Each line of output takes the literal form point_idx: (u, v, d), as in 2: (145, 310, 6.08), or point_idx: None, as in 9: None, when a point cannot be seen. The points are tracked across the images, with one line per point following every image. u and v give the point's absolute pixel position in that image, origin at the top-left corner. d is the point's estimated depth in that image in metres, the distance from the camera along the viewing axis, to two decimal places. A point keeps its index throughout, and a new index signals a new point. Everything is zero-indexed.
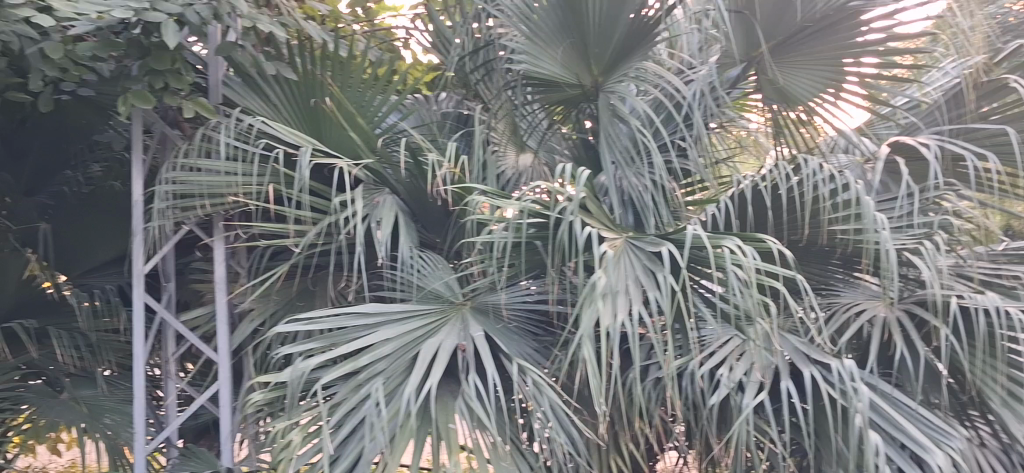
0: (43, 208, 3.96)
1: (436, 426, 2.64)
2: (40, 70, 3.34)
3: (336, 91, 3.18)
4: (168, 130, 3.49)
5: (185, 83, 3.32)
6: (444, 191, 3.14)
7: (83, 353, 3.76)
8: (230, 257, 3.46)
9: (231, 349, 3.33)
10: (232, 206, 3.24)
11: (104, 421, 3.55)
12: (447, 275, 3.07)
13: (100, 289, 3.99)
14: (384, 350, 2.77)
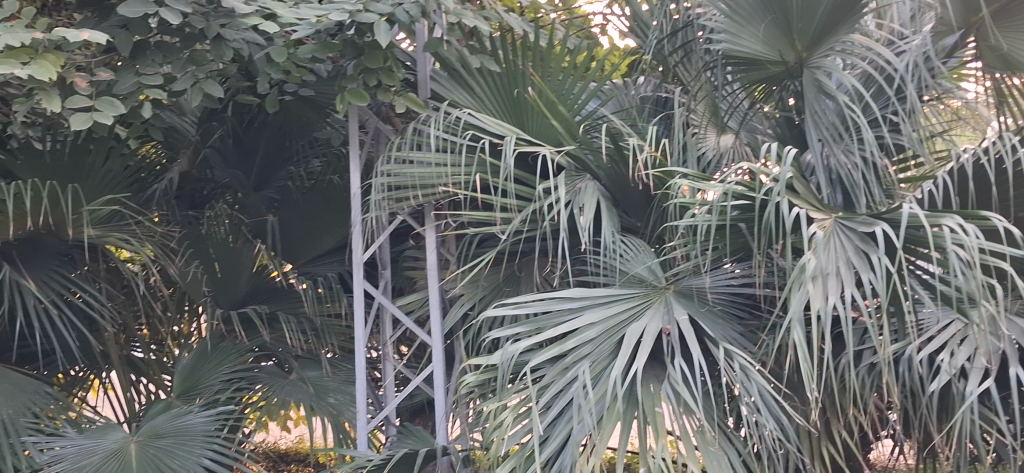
0: (270, 202, 4.29)
1: (643, 409, 2.67)
2: (266, 73, 3.60)
3: (536, 79, 3.25)
4: (381, 125, 3.68)
5: (396, 79, 3.48)
6: (646, 175, 3.15)
7: (308, 335, 4.03)
8: (440, 245, 3.61)
9: (443, 332, 3.48)
10: (442, 195, 3.37)
11: (329, 400, 3.80)
12: (650, 259, 3.07)
13: (323, 277, 4.19)
14: (589, 334, 2.81)
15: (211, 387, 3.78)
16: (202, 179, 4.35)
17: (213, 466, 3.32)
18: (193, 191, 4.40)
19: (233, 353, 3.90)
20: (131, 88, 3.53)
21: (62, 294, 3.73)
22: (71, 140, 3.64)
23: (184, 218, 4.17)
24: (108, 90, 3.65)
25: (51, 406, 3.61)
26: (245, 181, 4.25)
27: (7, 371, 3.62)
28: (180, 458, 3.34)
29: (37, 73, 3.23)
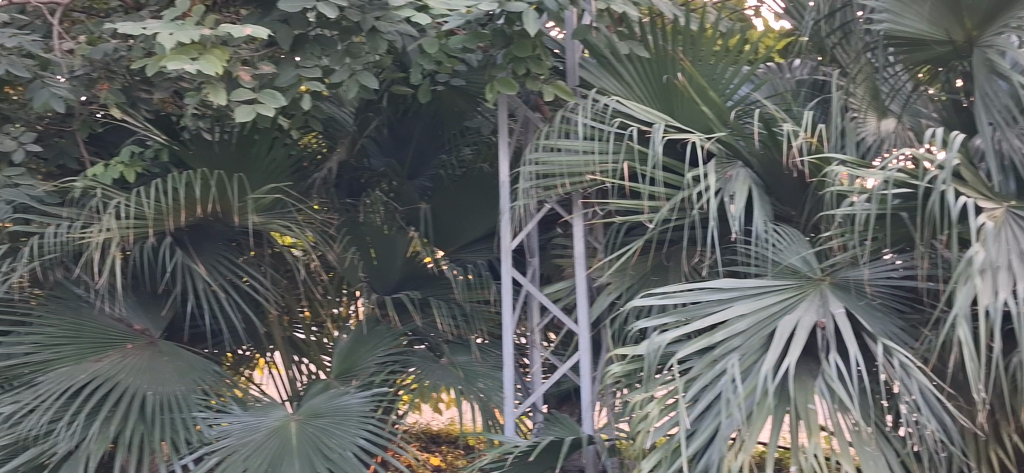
0: (423, 191, 4.35)
1: (795, 404, 2.59)
2: (419, 64, 3.68)
3: (686, 64, 3.18)
4: (530, 114, 3.70)
5: (545, 68, 3.50)
6: (800, 162, 3.05)
7: (459, 321, 4.11)
8: (588, 233, 3.61)
9: (590, 321, 3.48)
10: (590, 184, 3.35)
11: (478, 385, 3.86)
12: (804, 249, 2.97)
13: (472, 264, 4.25)
14: (738, 327, 2.75)
15: (366, 369, 3.88)
16: (360, 168, 4.51)
17: (367, 446, 3.42)
18: (351, 179, 4.52)
19: (388, 336, 3.98)
20: (292, 81, 3.71)
21: (230, 278, 3.92)
22: (237, 132, 3.84)
23: (342, 206, 4.33)
24: (270, 83, 3.83)
25: (220, 383, 3.82)
26: (399, 169, 4.39)
27: (182, 351, 3.87)
28: (337, 437, 3.46)
29: (204, 68, 3.42)
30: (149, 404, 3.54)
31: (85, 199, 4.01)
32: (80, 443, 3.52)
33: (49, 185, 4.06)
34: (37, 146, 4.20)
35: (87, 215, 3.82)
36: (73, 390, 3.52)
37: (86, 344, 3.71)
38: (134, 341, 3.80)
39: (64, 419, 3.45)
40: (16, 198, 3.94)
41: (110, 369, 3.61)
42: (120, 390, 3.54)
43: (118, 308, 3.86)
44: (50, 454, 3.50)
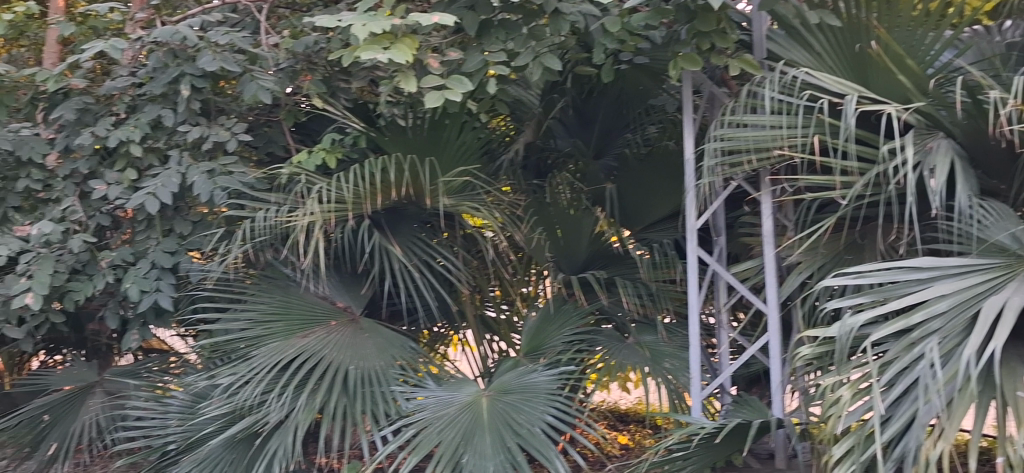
0: (609, 170, 4.37)
1: (1002, 391, 2.42)
2: (602, 44, 3.68)
3: (880, 31, 3.03)
4: (716, 89, 3.63)
5: (730, 42, 3.43)
6: (1010, 131, 2.82)
7: (645, 300, 4.07)
8: (777, 211, 3.51)
9: (780, 301, 3.38)
10: (778, 160, 3.26)
11: (665, 365, 3.84)
12: (1014, 226, 2.75)
13: (658, 243, 4.21)
14: (938, 308, 2.59)
15: (555, 348, 3.92)
16: (546, 149, 4.56)
17: (555, 423, 3.46)
18: (538, 160, 4.58)
19: (575, 315, 4.01)
20: (479, 65, 3.83)
21: (423, 258, 4.07)
22: (429, 117, 3.98)
23: (529, 188, 4.40)
24: (458, 68, 3.95)
25: (416, 359, 3.97)
26: (585, 149, 4.42)
27: (380, 328, 4.07)
28: (526, 413, 3.53)
29: (395, 57, 3.56)
30: (351, 378, 3.74)
31: (291, 185, 4.27)
32: (289, 413, 3.76)
33: (258, 172, 4.34)
34: (247, 135, 4.50)
35: (292, 200, 4.06)
36: (282, 364, 3.78)
37: (294, 320, 3.96)
38: (337, 318, 4.02)
39: (275, 391, 3.70)
40: (230, 185, 4.25)
41: (316, 344, 3.84)
42: (325, 365, 3.76)
43: (322, 286, 4.10)
44: (263, 423, 3.77)
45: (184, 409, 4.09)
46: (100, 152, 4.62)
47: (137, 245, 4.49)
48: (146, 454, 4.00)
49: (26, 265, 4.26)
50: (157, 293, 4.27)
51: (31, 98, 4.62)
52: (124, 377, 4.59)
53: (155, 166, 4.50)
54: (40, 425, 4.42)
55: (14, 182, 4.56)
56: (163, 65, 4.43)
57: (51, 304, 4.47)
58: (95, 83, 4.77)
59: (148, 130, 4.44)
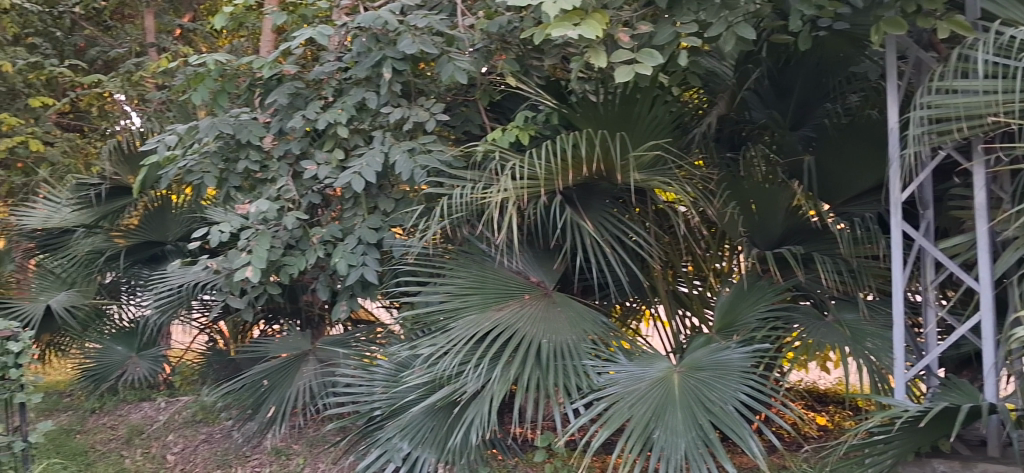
0: (807, 142, 4.24)
1: None
2: (799, 10, 3.54)
3: None
4: (923, 54, 3.43)
5: (938, 3, 3.21)
6: None
7: (845, 278, 3.93)
8: (992, 182, 3.29)
9: (994, 279, 3.16)
10: (993, 128, 3.02)
11: (866, 345, 3.69)
12: None
13: (860, 218, 4.07)
14: None
15: (748, 325, 3.84)
16: (741, 121, 4.52)
17: (749, 401, 3.38)
18: (732, 132, 4.55)
19: (769, 292, 3.91)
20: (669, 39, 3.80)
21: (616, 234, 4.06)
22: (620, 93, 3.96)
23: (722, 162, 4.33)
24: (649, 42, 3.95)
25: (608, 334, 3.98)
26: (781, 121, 4.26)
27: (573, 302, 4.11)
28: (718, 390, 3.48)
29: (585, 32, 3.56)
30: (544, 352, 3.78)
31: (486, 162, 4.37)
32: (485, 383, 3.86)
33: (455, 150, 4.48)
34: (445, 115, 4.66)
35: (488, 177, 4.16)
36: (479, 336, 3.88)
37: (490, 293, 4.06)
38: (531, 292, 4.10)
39: (472, 361, 3.80)
40: (429, 164, 4.40)
41: (510, 318, 3.93)
42: (519, 337, 3.84)
43: (516, 261, 4.20)
44: (462, 392, 3.89)
45: (389, 377, 4.29)
46: (310, 134, 4.91)
47: (345, 222, 4.74)
48: (354, 418, 4.22)
49: (247, 240, 4.58)
50: (364, 267, 4.50)
51: (249, 85, 4.96)
52: (334, 346, 4.87)
53: (360, 146, 4.73)
54: (260, 388, 4.75)
55: (235, 163, 4.91)
56: (366, 50, 4.61)
57: (269, 277, 4.80)
58: (306, 69, 5.06)
59: (354, 113, 4.66)
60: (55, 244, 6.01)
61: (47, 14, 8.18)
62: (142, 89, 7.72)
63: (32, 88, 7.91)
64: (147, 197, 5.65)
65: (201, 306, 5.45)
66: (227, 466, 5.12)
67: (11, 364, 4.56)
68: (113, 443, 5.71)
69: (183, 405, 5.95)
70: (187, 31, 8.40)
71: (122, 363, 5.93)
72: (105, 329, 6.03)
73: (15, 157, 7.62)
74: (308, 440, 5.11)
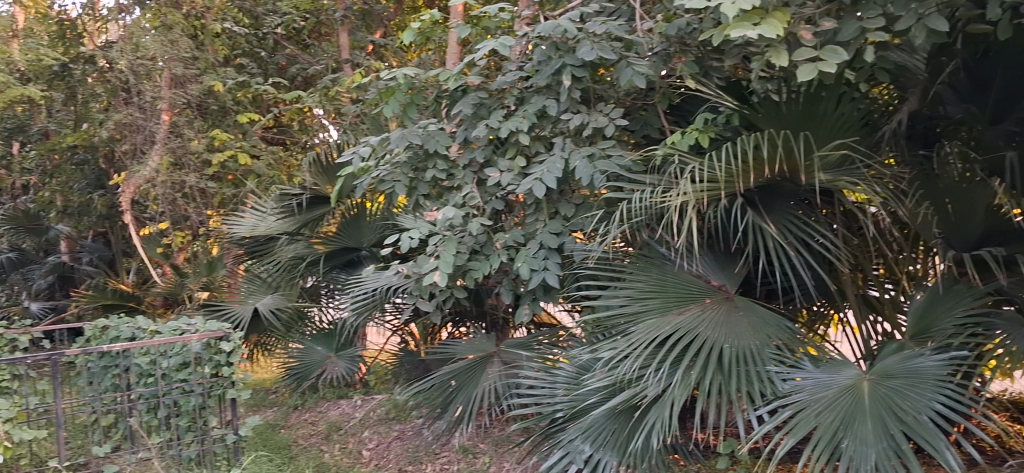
0: (1010, 136, 3.94)
1: None
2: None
3: None
4: None
5: None
6: None
7: None
8: None
9: None
10: None
11: None
12: None
13: None
14: None
15: (944, 331, 3.66)
16: (935, 116, 4.32)
17: (945, 412, 3.19)
18: (925, 129, 4.37)
19: (969, 295, 3.66)
20: (855, 33, 3.70)
21: (801, 237, 3.93)
22: (804, 91, 3.88)
23: (913, 159, 4.20)
24: (833, 38, 3.84)
25: (793, 339, 3.85)
26: (980, 115, 4.01)
27: (756, 306, 4.01)
28: (913, 400, 3.30)
29: (766, 31, 3.49)
30: (726, 356, 3.69)
31: (665, 165, 4.35)
32: (667, 387, 3.83)
33: (634, 154, 4.48)
34: (624, 119, 4.65)
35: (667, 181, 4.12)
36: (659, 340, 3.85)
37: (670, 297, 4.02)
38: (713, 296, 4.02)
39: (652, 365, 3.79)
40: (608, 168, 4.42)
41: (691, 322, 3.87)
42: (700, 341, 3.77)
43: (696, 264, 4.15)
44: (642, 396, 3.88)
45: (570, 380, 4.35)
46: (494, 142, 5.03)
47: (527, 228, 4.85)
48: (537, 419, 4.31)
49: (435, 246, 4.76)
50: (546, 272, 4.56)
51: (436, 96, 5.15)
52: (518, 348, 4.99)
53: (541, 152, 4.83)
54: (449, 388, 4.94)
55: (424, 172, 5.09)
56: (547, 58, 4.70)
57: (455, 281, 4.96)
58: (489, 79, 5.21)
59: (535, 120, 4.75)
60: (260, 251, 6.40)
61: (253, 36, 8.84)
62: (338, 103, 8.18)
63: (241, 105, 8.54)
64: (344, 204, 5.95)
65: (393, 309, 5.66)
66: (417, 462, 5.32)
67: (223, 362, 4.96)
68: (313, 438, 6.03)
69: (377, 403, 6.30)
70: (379, 47, 8.82)
71: (322, 362, 6.31)
72: (307, 330, 6.47)
73: (227, 171, 8.25)
74: (493, 440, 5.30)
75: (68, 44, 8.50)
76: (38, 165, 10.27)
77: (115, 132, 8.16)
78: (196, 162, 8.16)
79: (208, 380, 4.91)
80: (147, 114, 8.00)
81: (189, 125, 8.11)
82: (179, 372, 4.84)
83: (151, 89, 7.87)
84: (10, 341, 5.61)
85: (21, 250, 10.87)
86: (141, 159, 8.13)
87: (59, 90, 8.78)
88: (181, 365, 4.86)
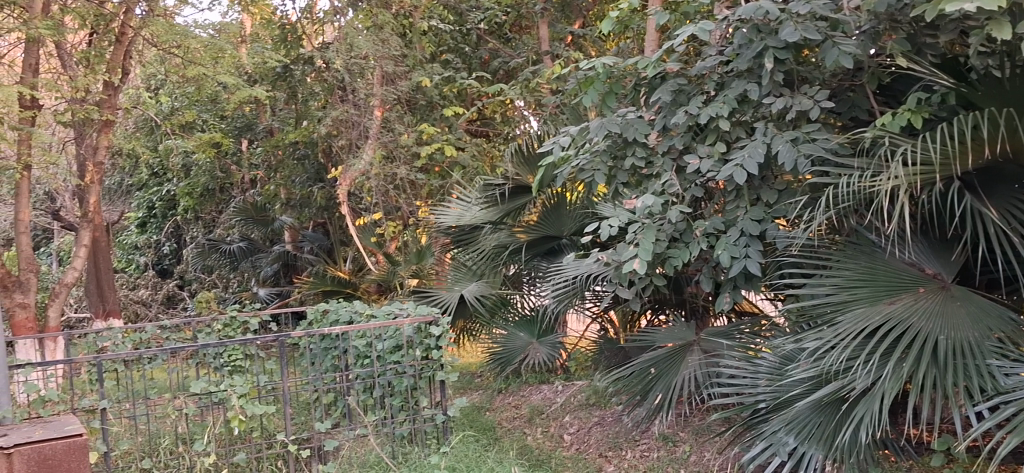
0: None
1: None
2: None
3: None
4: None
5: None
6: None
7: None
8: None
9: None
10: None
11: None
12: None
13: None
14: None
15: None
16: None
17: None
18: None
19: None
20: None
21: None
22: None
23: None
24: None
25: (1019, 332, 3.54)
26: None
27: (976, 296, 3.72)
28: None
29: (985, 5, 3.21)
30: (942, 348, 3.46)
31: (875, 148, 4.16)
32: (876, 380, 3.67)
33: (842, 137, 4.29)
34: (830, 102, 4.46)
35: (877, 164, 3.94)
36: (868, 331, 3.69)
37: (880, 286, 3.84)
38: (927, 285, 3.79)
39: (860, 356, 3.64)
40: (813, 152, 4.27)
41: (904, 312, 3.67)
42: (913, 332, 3.56)
43: (909, 252, 3.93)
44: (850, 389, 3.75)
45: (773, 370, 4.25)
46: (693, 129, 4.96)
47: (728, 215, 4.77)
48: (738, 409, 4.23)
49: (634, 234, 4.77)
50: (747, 259, 4.46)
51: (635, 84, 5.13)
52: (718, 337, 4.93)
53: (743, 137, 4.73)
54: (648, 376, 4.96)
55: (623, 160, 5.10)
56: (748, 41, 4.56)
57: (655, 269, 4.96)
58: (689, 65, 5.17)
59: (735, 105, 4.65)
60: (465, 240, 6.64)
61: (458, 32, 9.12)
62: (539, 94, 8.29)
63: (447, 100, 8.84)
64: (544, 194, 6.01)
65: (593, 296, 5.71)
66: (618, 448, 5.38)
67: (433, 345, 5.18)
68: (517, 421, 6.23)
69: (578, 389, 6.40)
70: (578, 38, 8.89)
71: (524, 348, 6.51)
72: (509, 317, 6.67)
73: (434, 163, 8.57)
74: (694, 429, 5.27)
75: (289, 47, 8.91)
76: (265, 161, 11.03)
77: (332, 128, 8.64)
78: (407, 155, 8.53)
79: (419, 362, 5.14)
80: (361, 111, 8.42)
81: (400, 120, 8.62)
82: (392, 354, 5.13)
83: (365, 85, 8.33)
84: (243, 324, 6.09)
85: (250, 240, 11.65)
86: (355, 154, 8.57)
87: (281, 90, 9.38)
88: (394, 348, 5.14)
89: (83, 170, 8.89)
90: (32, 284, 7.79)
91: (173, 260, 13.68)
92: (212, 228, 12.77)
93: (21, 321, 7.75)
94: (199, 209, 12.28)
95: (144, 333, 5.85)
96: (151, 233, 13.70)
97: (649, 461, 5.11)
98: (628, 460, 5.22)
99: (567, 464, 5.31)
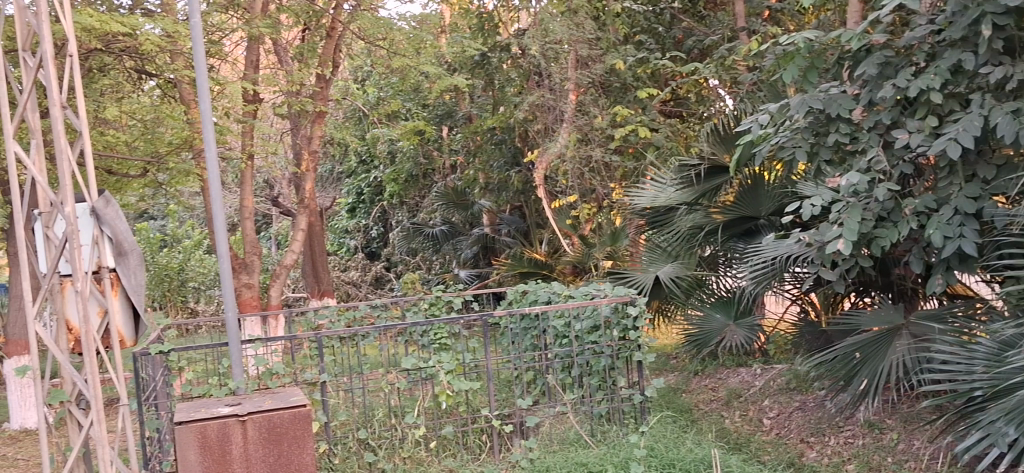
0: None
1: None
2: None
3: None
4: None
5: None
6: None
7: None
8: None
9: None
10: None
11: None
12: None
13: None
14: None
15: None
16: None
17: None
18: None
19: None
20: None
21: None
22: None
23: None
24: None
25: None
26: None
27: None
28: None
29: None
30: None
31: None
32: None
33: None
34: None
35: None
36: None
37: None
38: None
39: None
40: None
41: None
42: None
43: None
44: None
45: (991, 357, 4.01)
46: (902, 103, 4.75)
47: (940, 193, 4.54)
48: (952, 397, 4.01)
49: (838, 213, 4.62)
50: (961, 239, 4.24)
51: (838, 58, 4.96)
52: (929, 320, 4.73)
53: (956, 110, 4.49)
54: (852, 361, 4.78)
55: (825, 137, 4.93)
56: (963, 8, 4.31)
57: (861, 250, 4.79)
58: (895, 36, 4.96)
59: (949, 76, 4.39)
60: (660, 221, 6.61)
61: (652, 12, 9.07)
62: (735, 72, 8.12)
63: (641, 81, 8.81)
64: (741, 174, 5.93)
65: (793, 278, 5.60)
66: (820, 434, 5.25)
67: (630, 326, 5.23)
68: (714, 404, 6.17)
69: (778, 372, 6.26)
70: (775, 12, 8.64)
71: (721, 330, 6.40)
72: (705, 298, 6.60)
73: (628, 144, 8.56)
74: (902, 417, 5.06)
75: (487, 35, 9.21)
76: (465, 146, 11.39)
77: (529, 113, 8.88)
78: (601, 137, 8.58)
79: (617, 343, 5.19)
80: (557, 94, 8.62)
81: (595, 103, 8.70)
82: (590, 334, 5.22)
83: (559, 69, 8.56)
84: (448, 304, 6.34)
85: (451, 223, 12.03)
86: (552, 138, 8.73)
87: (479, 78, 9.66)
88: (592, 328, 5.23)
89: (298, 157, 9.45)
90: (256, 265, 8.38)
91: (379, 243, 14.32)
92: (415, 212, 13.25)
93: (247, 300, 8.37)
94: (404, 194, 12.72)
95: (358, 311, 6.18)
96: (361, 217, 14.39)
97: (854, 448, 4.96)
98: (832, 446, 5.09)
99: (767, 448, 5.21)
